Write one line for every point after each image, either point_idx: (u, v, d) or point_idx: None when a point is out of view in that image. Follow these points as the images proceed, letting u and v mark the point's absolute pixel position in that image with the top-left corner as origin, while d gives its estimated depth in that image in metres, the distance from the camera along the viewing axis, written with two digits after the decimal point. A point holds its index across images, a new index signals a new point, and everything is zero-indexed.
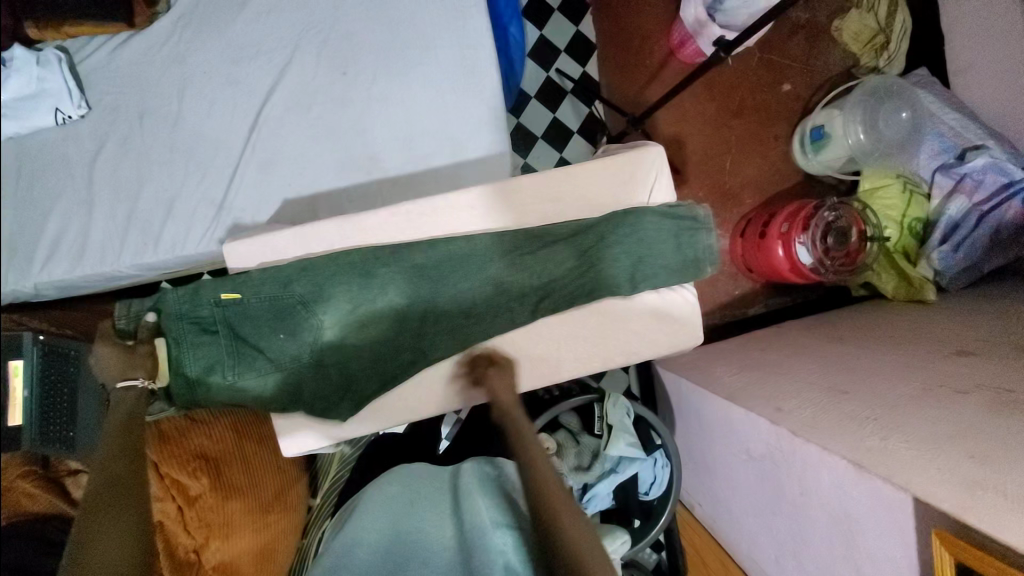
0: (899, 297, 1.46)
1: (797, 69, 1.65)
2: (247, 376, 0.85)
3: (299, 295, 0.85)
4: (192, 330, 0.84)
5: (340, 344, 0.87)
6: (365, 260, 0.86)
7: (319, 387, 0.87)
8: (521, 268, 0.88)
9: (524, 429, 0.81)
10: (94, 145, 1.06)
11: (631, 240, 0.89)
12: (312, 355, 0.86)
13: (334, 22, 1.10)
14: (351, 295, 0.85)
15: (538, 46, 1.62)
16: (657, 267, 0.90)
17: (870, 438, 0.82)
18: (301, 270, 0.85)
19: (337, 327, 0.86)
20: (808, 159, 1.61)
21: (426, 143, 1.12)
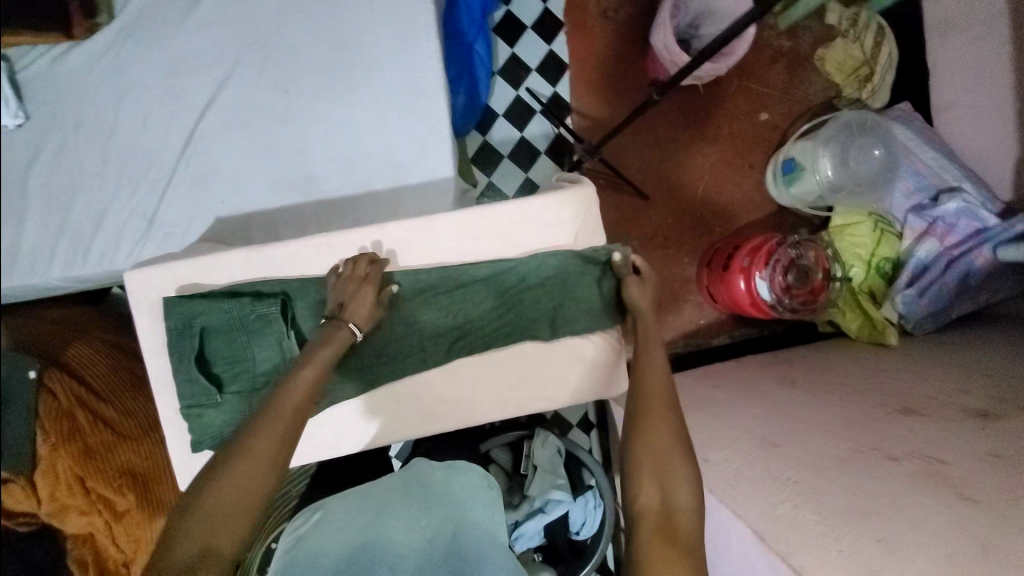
0: (863, 338, 1.41)
1: (776, 97, 1.62)
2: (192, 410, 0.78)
3: (202, 332, 0.79)
4: (189, 346, 0.78)
5: (247, 383, 0.80)
6: (269, 293, 0.80)
7: (227, 430, 0.80)
8: (435, 307, 0.85)
9: (644, 357, 0.83)
10: (28, 153, 1.04)
11: (552, 283, 0.87)
12: (217, 396, 0.79)
13: (278, 37, 1.08)
14: (253, 331, 0.79)
15: (508, 63, 1.59)
16: (579, 312, 0.87)
17: (784, 505, 0.81)
18: (202, 305, 0.78)
19: (244, 364, 0.80)
20: (780, 191, 1.55)
21: (367, 166, 1.10)
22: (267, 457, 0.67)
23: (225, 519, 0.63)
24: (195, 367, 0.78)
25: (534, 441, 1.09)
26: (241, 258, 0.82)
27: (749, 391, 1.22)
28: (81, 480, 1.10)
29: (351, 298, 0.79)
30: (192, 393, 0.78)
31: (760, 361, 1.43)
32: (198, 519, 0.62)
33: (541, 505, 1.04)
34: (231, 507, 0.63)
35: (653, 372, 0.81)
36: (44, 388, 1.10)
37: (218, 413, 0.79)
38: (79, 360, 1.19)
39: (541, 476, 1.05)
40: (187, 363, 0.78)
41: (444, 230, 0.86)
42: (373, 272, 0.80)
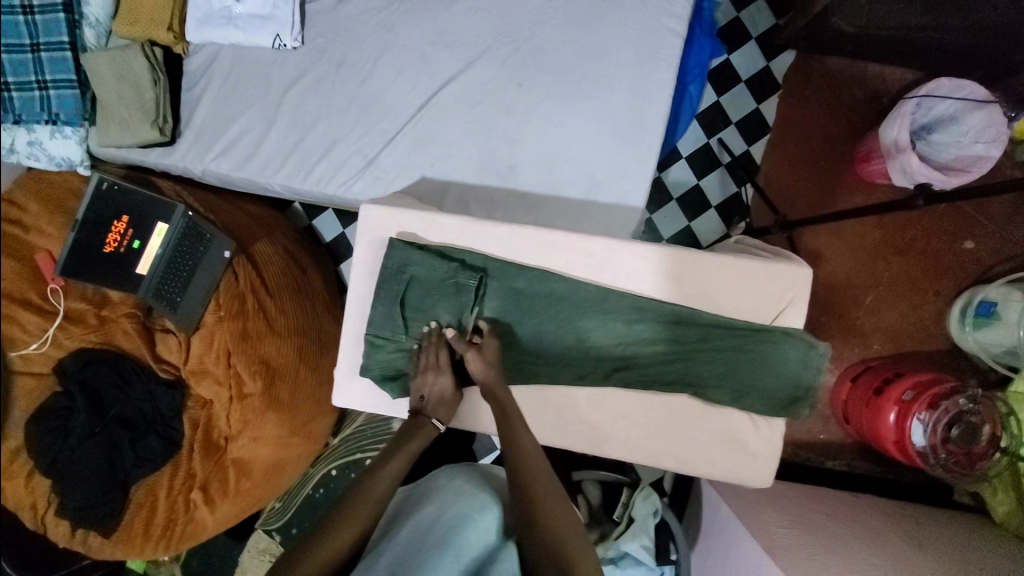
0: (1009, 525, 1.25)
1: (989, 230, 1.47)
2: (376, 338, 0.88)
3: (409, 279, 0.87)
4: (392, 282, 0.87)
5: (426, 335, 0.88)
6: (473, 265, 0.87)
7: (395, 365, 0.89)
8: (611, 333, 0.86)
9: (534, 435, 0.81)
10: (294, 74, 1.18)
11: (738, 351, 0.84)
12: (400, 336, 0.88)
13: (531, 35, 1.14)
14: (445, 293, 0.86)
15: (710, 110, 1.57)
16: (755, 386, 0.84)
17: None
18: (416, 255, 0.87)
19: (430, 318, 0.87)
20: (963, 332, 1.41)
21: (566, 173, 1.13)
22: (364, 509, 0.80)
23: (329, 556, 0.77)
24: (393, 304, 0.87)
25: (635, 492, 1.07)
26: (455, 225, 0.89)
27: (870, 536, 1.11)
28: (228, 354, 1.26)
29: (434, 386, 0.85)
30: (381, 325, 0.87)
31: (883, 508, 1.29)
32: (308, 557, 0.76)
33: (615, 557, 1.03)
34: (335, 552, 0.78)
35: (538, 473, 0.78)
36: (232, 269, 1.27)
37: (395, 350, 0.88)
38: (260, 255, 1.32)
39: (633, 531, 1.02)
40: (388, 299, 0.87)
41: (643, 261, 0.86)
42: (442, 357, 0.86)
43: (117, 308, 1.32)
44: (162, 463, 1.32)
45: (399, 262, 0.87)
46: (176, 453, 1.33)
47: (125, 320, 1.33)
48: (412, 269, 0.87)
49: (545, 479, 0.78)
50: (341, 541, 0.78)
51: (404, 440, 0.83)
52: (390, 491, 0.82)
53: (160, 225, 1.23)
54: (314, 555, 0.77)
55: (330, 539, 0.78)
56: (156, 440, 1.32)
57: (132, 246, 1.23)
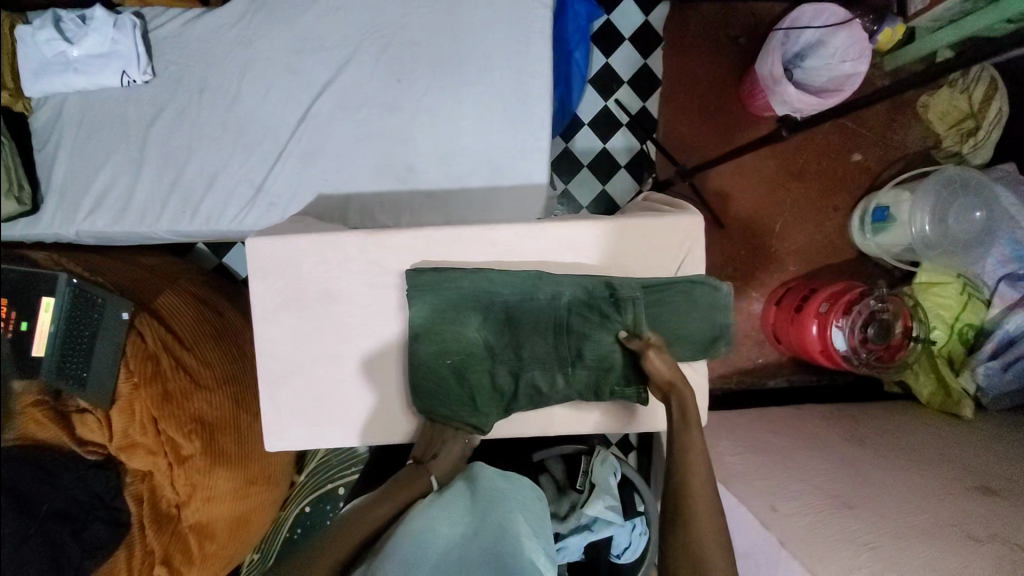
0: (932, 404, 1.38)
1: (871, 140, 1.58)
2: (463, 344, 0.88)
3: (492, 304, 0.88)
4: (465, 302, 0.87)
5: (545, 363, 0.89)
6: (562, 287, 0.87)
7: (481, 398, 0.90)
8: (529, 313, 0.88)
9: (687, 428, 0.78)
10: (153, 110, 1.10)
11: (653, 307, 0.87)
12: (485, 364, 0.89)
13: (399, 28, 1.10)
14: (528, 307, 0.87)
15: (601, 72, 1.58)
16: (675, 334, 0.88)
17: (864, 537, 0.84)
18: (463, 276, 0.87)
19: (568, 348, 0.88)
20: (865, 239, 1.52)
21: (465, 162, 1.11)
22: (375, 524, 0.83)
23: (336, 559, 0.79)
24: (476, 318, 0.88)
25: (593, 458, 1.12)
26: (354, 241, 0.87)
27: (813, 443, 1.20)
28: (155, 422, 1.17)
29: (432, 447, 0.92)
30: (461, 335, 0.88)
31: (824, 414, 1.39)
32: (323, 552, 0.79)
33: (588, 522, 1.07)
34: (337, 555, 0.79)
35: (698, 461, 0.76)
36: (135, 330, 1.19)
37: (485, 379, 0.89)
38: (165, 308, 1.26)
39: (596, 494, 1.06)
40: (464, 313, 0.87)
41: (605, 239, 0.89)
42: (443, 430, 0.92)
43: (20, 398, 1.18)
44: (116, 546, 1.24)
45: (434, 283, 0.86)
46: (128, 534, 1.26)
47: (34, 409, 1.19)
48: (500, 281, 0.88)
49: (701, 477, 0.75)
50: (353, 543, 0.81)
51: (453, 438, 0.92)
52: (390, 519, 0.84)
53: (45, 300, 1.09)
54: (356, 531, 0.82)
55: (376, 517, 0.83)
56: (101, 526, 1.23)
57: (21, 329, 1.07)
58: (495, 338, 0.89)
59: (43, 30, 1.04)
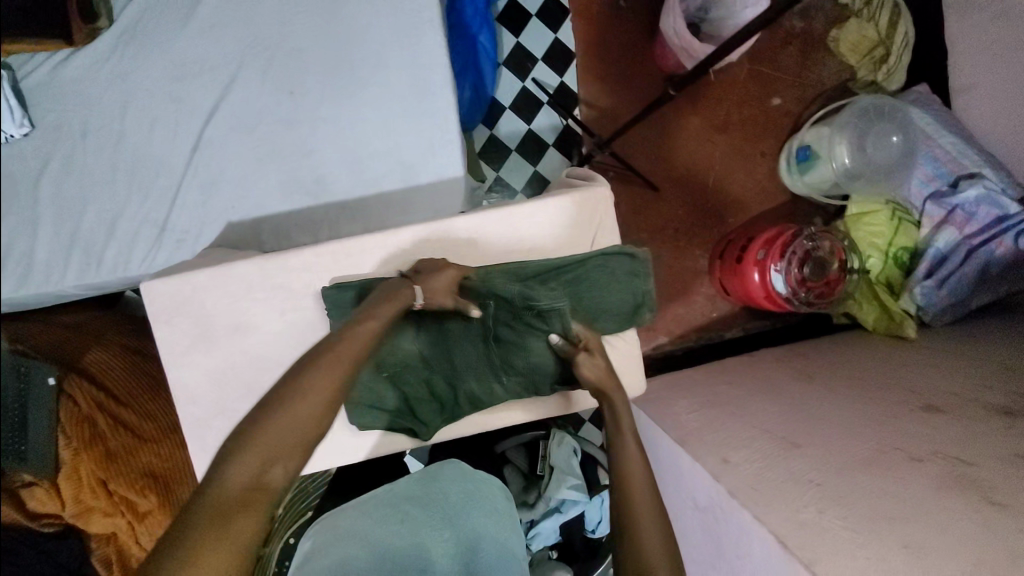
0: (879, 330, 1.39)
1: (788, 83, 1.58)
2: (399, 353, 0.90)
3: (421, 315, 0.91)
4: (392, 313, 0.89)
5: (479, 371, 0.92)
6: (484, 294, 0.89)
7: (420, 409, 0.91)
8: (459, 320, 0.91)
9: (616, 420, 0.81)
10: (38, 163, 1.04)
11: (573, 290, 0.90)
12: (421, 374, 0.91)
13: (281, 38, 1.06)
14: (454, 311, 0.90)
15: (512, 53, 1.55)
16: (599, 310, 0.92)
17: (812, 475, 0.86)
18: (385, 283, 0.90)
19: (499, 356, 0.91)
20: (793, 180, 1.53)
21: (374, 166, 1.08)
22: (308, 422, 0.67)
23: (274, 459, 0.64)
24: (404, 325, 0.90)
25: (550, 442, 1.11)
26: (246, 269, 0.89)
27: (767, 388, 1.22)
28: (103, 483, 1.13)
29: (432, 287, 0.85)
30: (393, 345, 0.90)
31: (778, 357, 1.41)
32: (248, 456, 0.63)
33: (557, 505, 1.08)
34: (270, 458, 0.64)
35: (631, 460, 0.77)
36: (65, 395, 1.13)
37: (422, 389, 0.92)
38: (95, 363, 1.22)
39: (558, 477, 1.06)
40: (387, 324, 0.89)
41: (511, 230, 0.95)
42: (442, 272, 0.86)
43: None
44: None
45: (359, 294, 0.87)
46: None
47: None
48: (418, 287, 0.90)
49: (638, 472, 0.76)
50: (289, 437, 0.65)
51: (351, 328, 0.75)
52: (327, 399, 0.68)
53: None
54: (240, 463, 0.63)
55: (265, 439, 0.64)
56: None
57: None
58: (428, 344, 0.91)
59: None
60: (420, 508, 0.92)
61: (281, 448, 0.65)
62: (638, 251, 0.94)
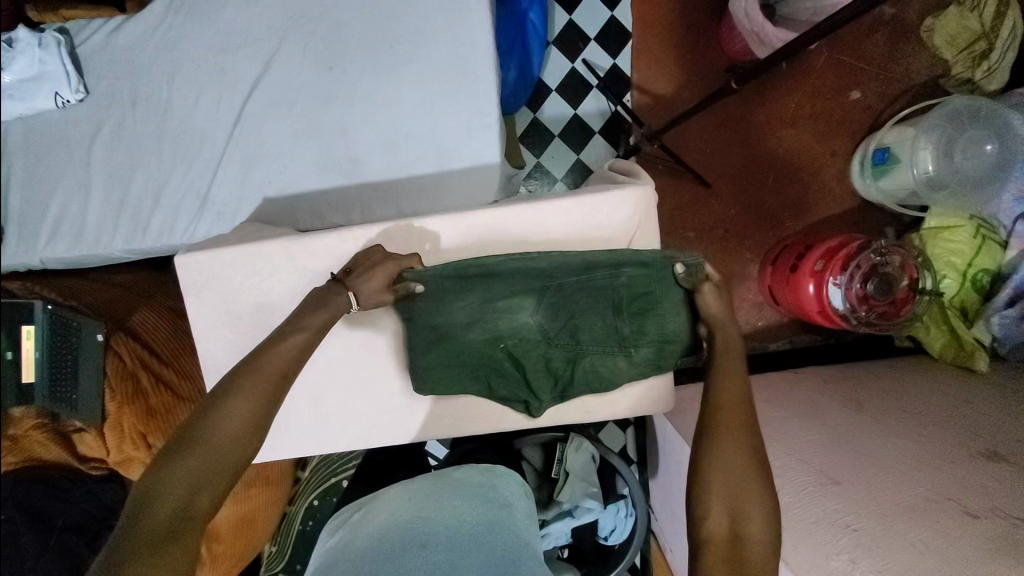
0: (947, 358, 1.27)
1: (870, 75, 1.43)
2: (510, 323, 0.88)
3: (544, 287, 0.87)
4: (496, 286, 0.87)
5: (606, 347, 0.89)
6: (621, 262, 0.86)
7: (536, 381, 0.90)
8: (569, 295, 0.87)
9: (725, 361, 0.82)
10: (92, 128, 1.07)
11: (652, 267, 0.86)
12: (539, 348, 0.89)
13: (325, 11, 1.03)
14: (579, 288, 0.87)
15: (564, 31, 1.47)
16: (663, 293, 0.87)
17: (847, 519, 0.80)
18: (484, 261, 0.88)
19: (630, 326, 0.88)
20: (866, 184, 1.40)
21: (410, 150, 1.06)
22: (230, 447, 0.72)
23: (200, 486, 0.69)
24: (509, 295, 0.87)
25: (567, 446, 1.09)
26: (278, 249, 0.89)
27: (809, 411, 1.14)
28: (143, 436, 1.19)
29: (372, 283, 0.85)
30: (501, 315, 0.88)
31: (826, 377, 1.31)
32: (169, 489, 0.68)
33: (570, 509, 1.06)
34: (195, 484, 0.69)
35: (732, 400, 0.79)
36: (111, 349, 1.20)
37: (540, 362, 0.89)
38: (142, 324, 1.27)
39: (572, 482, 1.06)
40: (484, 297, 0.87)
41: (591, 211, 0.90)
42: (385, 263, 0.86)
43: (20, 423, 1.22)
44: None
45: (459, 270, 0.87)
46: None
47: (36, 432, 1.23)
48: (499, 263, 0.87)
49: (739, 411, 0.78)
50: (215, 463, 0.71)
51: (268, 352, 0.78)
52: (244, 424, 0.74)
53: (24, 328, 1.10)
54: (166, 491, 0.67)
55: (183, 472, 0.69)
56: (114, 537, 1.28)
57: None
58: (544, 317, 0.88)
59: None
60: (444, 489, 0.93)
61: (202, 476, 0.70)
62: (677, 263, 0.87)
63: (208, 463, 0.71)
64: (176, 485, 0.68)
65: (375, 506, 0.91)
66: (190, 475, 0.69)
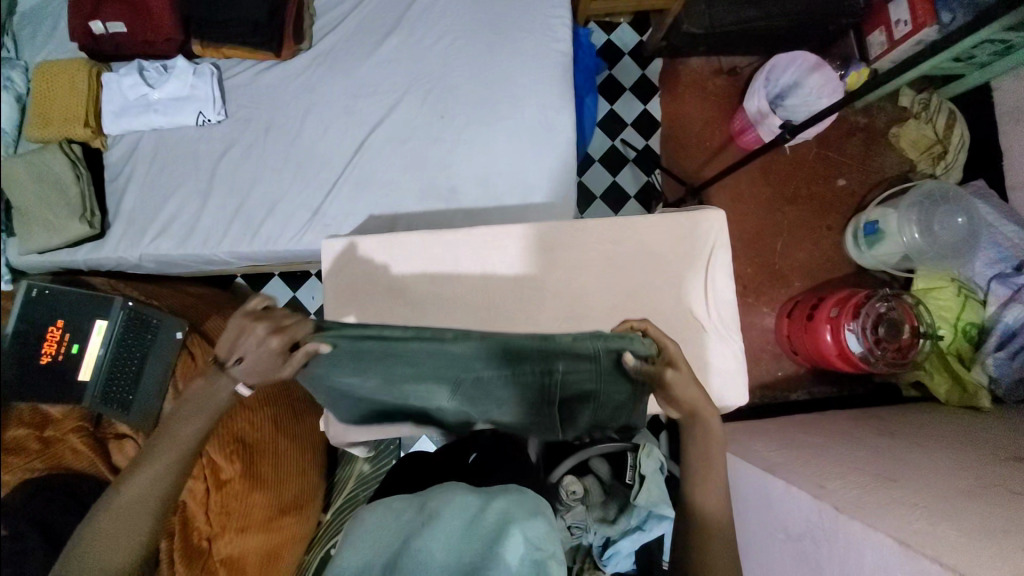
0: (953, 401, 1.43)
1: (852, 167, 1.75)
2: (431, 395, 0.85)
3: (458, 382, 0.82)
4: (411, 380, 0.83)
5: (524, 417, 0.87)
6: (555, 359, 0.79)
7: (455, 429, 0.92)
8: (499, 379, 0.81)
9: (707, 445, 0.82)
10: (222, 146, 1.22)
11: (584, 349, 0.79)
12: (457, 409, 0.87)
13: (442, 73, 1.27)
14: (507, 376, 0.81)
15: (607, 117, 1.78)
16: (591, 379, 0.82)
17: (913, 498, 0.87)
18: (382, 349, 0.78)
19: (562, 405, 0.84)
20: (861, 253, 1.64)
21: (502, 184, 1.23)
22: (147, 502, 0.77)
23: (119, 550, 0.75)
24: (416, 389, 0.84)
25: (639, 453, 1.14)
26: (416, 240, 1.02)
27: (847, 438, 1.24)
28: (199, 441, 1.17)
29: (260, 363, 0.76)
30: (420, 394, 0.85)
31: (851, 417, 1.43)
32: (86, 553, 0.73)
33: (639, 523, 1.07)
34: (112, 547, 0.74)
35: (703, 464, 0.82)
36: (185, 348, 1.23)
37: (460, 417, 0.89)
38: (213, 330, 1.30)
39: (648, 487, 1.09)
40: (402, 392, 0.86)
41: (651, 234, 1.03)
42: (273, 340, 0.75)
43: (63, 424, 1.19)
44: None
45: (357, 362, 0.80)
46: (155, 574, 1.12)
47: (73, 436, 1.19)
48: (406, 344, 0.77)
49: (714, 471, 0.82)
50: (135, 524, 0.76)
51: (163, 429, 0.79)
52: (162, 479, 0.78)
53: (99, 323, 1.17)
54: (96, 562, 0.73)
55: (115, 534, 0.74)
56: None
57: (72, 351, 1.16)
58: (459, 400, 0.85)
59: (129, 77, 1.19)
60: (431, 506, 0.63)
61: (120, 536, 0.75)
62: (627, 352, 0.81)
63: (126, 526, 0.75)
64: (89, 554, 0.73)
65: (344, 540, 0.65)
66: (110, 537, 0.74)
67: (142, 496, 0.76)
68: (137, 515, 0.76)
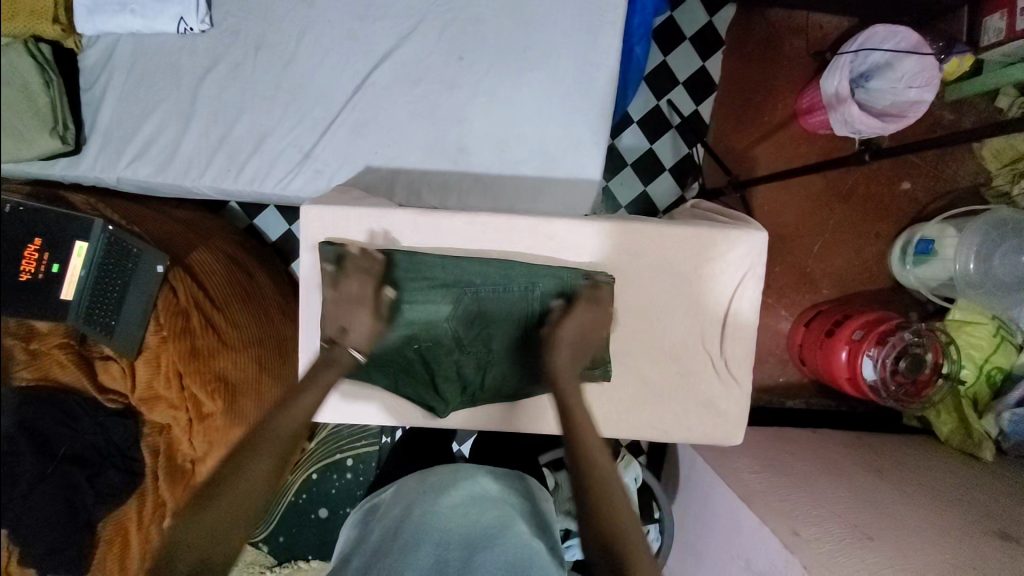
0: (952, 443, 1.38)
1: (922, 171, 1.54)
2: (432, 309, 0.90)
3: (461, 292, 0.91)
4: (422, 287, 0.90)
5: (515, 357, 0.94)
6: (537, 281, 0.92)
7: (443, 384, 0.94)
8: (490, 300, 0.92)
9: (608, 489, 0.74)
10: (207, 62, 1.07)
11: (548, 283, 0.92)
12: (450, 353, 0.93)
13: (466, 3, 1.07)
14: (499, 300, 0.92)
15: (655, 70, 1.55)
16: (562, 312, 0.93)
17: (884, 569, 0.84)
18: (413, 261, 0.91)
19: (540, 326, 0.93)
20: (904, 270, 1.50)
21: (518, 150, 1.09)
22: (261, 476, 0.77)
23: (227, 525, 0.73)
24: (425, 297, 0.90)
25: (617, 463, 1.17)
26: (409, 219, 0.93)
27: (832, 469, 1.20)
28: (180, 376, 1.15)
29: (356, 319, 0.86)
30: (425, 307, 0.90)
31: (844, 441, 1.38)
32: (201, 528, 0.72)
33: None
34: (221, 522, 0.73)
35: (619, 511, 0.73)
36: (168, 283, 1.18)
37: (450, 367, 0.94)
38: (199, 264, 1.25)
39: None
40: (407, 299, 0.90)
41: (678, 246, 0.94)
42: (364, 289, 0.86)
43: (46, 339, 1.15)
44: (127, 496, 1.18)
45: (388, 259, 0.91)
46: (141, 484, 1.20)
47: (57, 352, 1.15)
48: (428, 266, 0.91)
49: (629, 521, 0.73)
50: (247, 503, 0.75)
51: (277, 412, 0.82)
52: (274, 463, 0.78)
53: (78, 244, 1.06)
54: (196, 547, 0.71)
55: (226, 508, 0.73)
56: (117, 474, 1.16)
57: (50, 271, 1.03)
58: (460, 320, 0.92)
59: None
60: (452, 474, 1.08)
61: (227, 516, 0.73)
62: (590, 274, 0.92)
63: (240, 503, 0.74)
64: (199, 530, 0.72)
65: (398, 485, 1.12)
66: (222, 511, 0.73)
67: (254, 476, 0.76)
68: (248, 491, 0.75)
